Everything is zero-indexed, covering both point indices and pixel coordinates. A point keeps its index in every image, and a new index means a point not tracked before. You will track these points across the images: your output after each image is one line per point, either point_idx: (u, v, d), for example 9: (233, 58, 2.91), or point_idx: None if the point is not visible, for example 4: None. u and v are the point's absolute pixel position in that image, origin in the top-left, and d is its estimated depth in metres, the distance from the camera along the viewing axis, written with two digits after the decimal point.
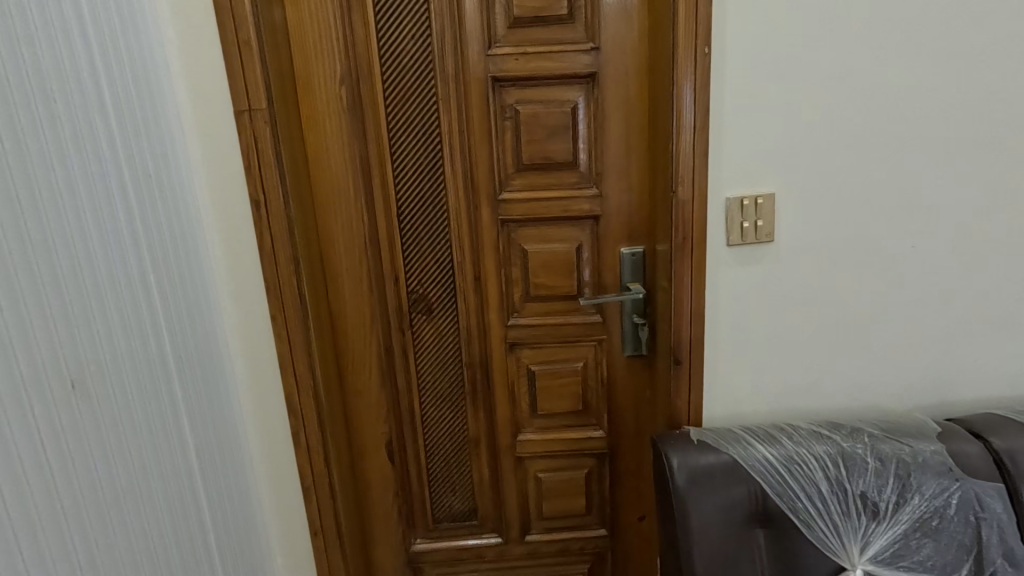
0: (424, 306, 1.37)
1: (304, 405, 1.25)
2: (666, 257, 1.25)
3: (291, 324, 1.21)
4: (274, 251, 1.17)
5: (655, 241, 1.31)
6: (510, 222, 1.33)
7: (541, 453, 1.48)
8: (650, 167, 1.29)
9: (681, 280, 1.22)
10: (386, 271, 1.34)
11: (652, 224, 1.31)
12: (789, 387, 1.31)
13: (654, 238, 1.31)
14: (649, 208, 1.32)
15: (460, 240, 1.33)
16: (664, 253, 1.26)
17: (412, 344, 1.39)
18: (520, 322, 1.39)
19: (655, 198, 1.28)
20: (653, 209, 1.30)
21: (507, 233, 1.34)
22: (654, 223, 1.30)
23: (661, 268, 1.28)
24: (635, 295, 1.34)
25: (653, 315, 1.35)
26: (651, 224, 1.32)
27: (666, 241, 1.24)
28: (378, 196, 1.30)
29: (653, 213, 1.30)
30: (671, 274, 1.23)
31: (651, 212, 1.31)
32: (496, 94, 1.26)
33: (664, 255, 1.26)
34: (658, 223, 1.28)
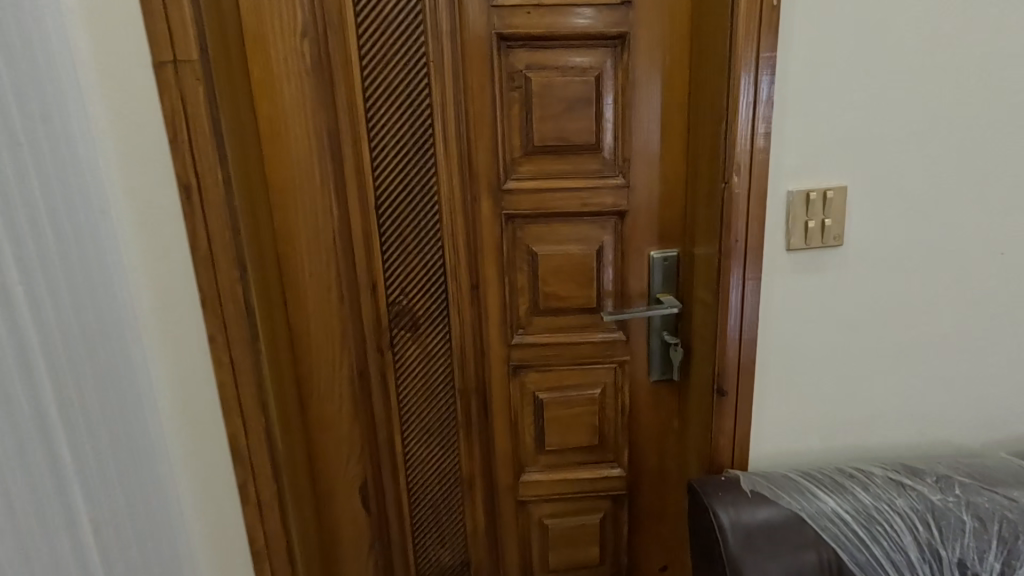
0: (408, 320, 1.11)
1: (252, 448, 0.97)
2: (709, 265, 1.02)
3: (233, 346, 0.92)
4: (211, 250, 0.88)
5: (693, 245, 1.07)
6: (516, 217, 1.08)
7: (548, 495, 1.23)
8: (691, 153, 1.06)
9: (728, 292, 0.99)
10: (361, 277, 1.08)
11: (691, 223, 1.08)
12: (852, 422, 1.08)
13: (693, 239, 1.07)
14: (688, 203, 1.08)
15: (453, 241, 1.07)
16: (707, 260, 1.02)
17: (393, 367, 1.13)
18: (526, 340, 1.14)
19: (696, 192, 1.05)
20: (693, 206, 1.06)
21: (511, 231, 1.09)
22: (694, 223, 1.06)
23: (701, 278, 1.05)
24: (668, 309, 1.10)
25: (688, 334, 1.12)
26: (690, 223, 1.08)
27: (711, 247, 1.00)
28: (351, 183, 1.03)
29: (694, 210, 1.06)
30: (716, 284, 1.00)
31: (690, 209, 1.08)
32: (501, 57, 1.01)
33: (705, 262, 1.03)
34: (698, 223, 1.04)
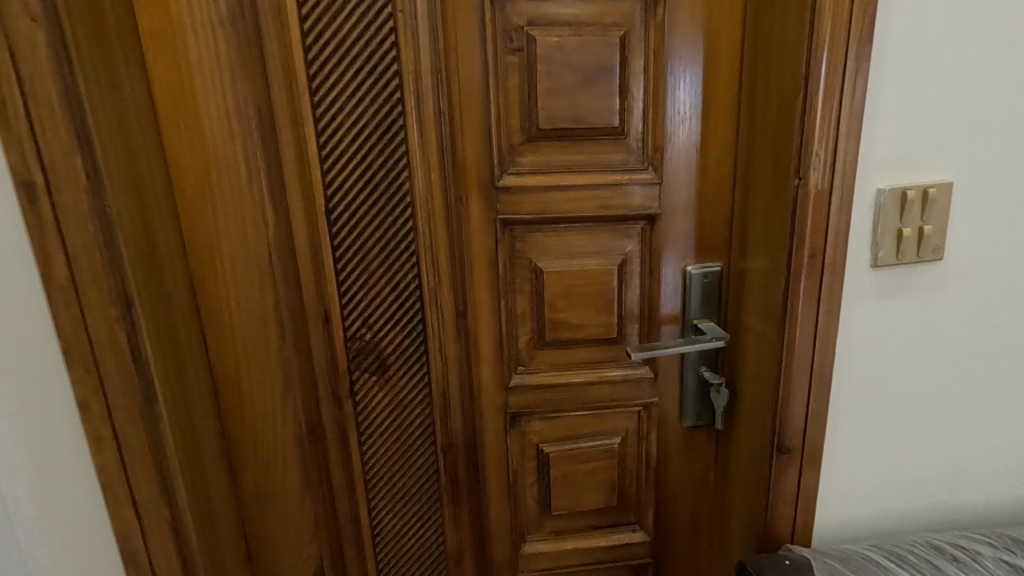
0: (374, 361, 0.84)
1: (152, 552, 0.69)
2: (768, 287, 0.78)
3: (116, 417, 0.64)
4: (74, 279, 0.60)
5: (742, 259, 0.84)
6: (515, 223, 0.83)
7: (554, 568, 0.99)
8: (742, 139, 0.82)
9: (796, 324, 0.75)
10: (308, 306, 0.81)
11: (739, 230, 0.84)
12: (937, 478, 0.86)
13: (742, 251, 0.84)
14: (735, 205, 0.84)
15: (431, 257, 0.80)
16: (765, 280, 0.79)
17: (354, 421, 0.86)
18: (528, 380, 0.89)
19: (749, 190, 0.81)
20: (743, 209, 0.82)
21: (509, 241, 0.84)
22: (744, 230, 0.83)
23: (755, 301, 0.81)
24: (711, 340, 0.86)
25: (733, 371, 0.88)
26: (739, 231, 0.84)
27: (772, 263, 0.76)
28: (291, 179, 0.76)
29: (744, 214, 0.82)
30: (780, 313, 0.76)
31: (738, 213, 0.84)
32: (495, 8, 0.75)
33: (762, 282, 0.79)
34: (752, 232, 0.81)
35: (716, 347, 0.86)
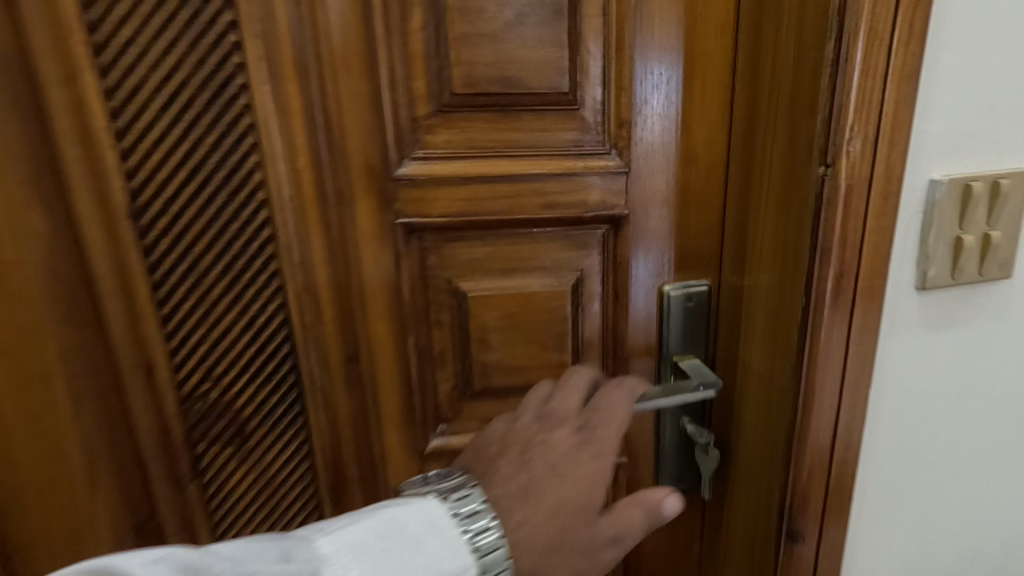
0: (227, 427, 0.59)
1: None
2: (778, 317, 0.56)
3: None
4: None
5: (738, 275, 0.62)
6: (425, 230, 0.58)
7: None
8: (737, 112, 0.59)
9: (815, 372, 0.54)
10: (117, 354, 0.55)
11: (733, 236, 0.62)
12: (986, 556, 0.66)
13: (738, 263, 0.62)
14: (729, 202, 0.62)
15: (302, 282, 0.57)
16: (772, 308, 0.57)
17: (203, 511, 0.61)
18: (453, 442, 0.65)
19: (746, 183, 0.58)
20: (738, 208, 0.60)
21: (418, 255, 0.59)
22: (741, 237, 0.61)
23: (757, 334, 0.60)
24: (698, 389, 0.63)
25: (724, 422, 0.67)
26: (733, 238, 0.62)
27: (785, 287, 0.54)
28: (68, 168, 0.50)
29: (741, 215, 0.60)
30: (793, 356, 0.54)
31: (733, 213, 0.62)
32: None
33: (768, 310, 0.57)
34: (752, 240, 0.59)
35: (703, 397, 0.63)
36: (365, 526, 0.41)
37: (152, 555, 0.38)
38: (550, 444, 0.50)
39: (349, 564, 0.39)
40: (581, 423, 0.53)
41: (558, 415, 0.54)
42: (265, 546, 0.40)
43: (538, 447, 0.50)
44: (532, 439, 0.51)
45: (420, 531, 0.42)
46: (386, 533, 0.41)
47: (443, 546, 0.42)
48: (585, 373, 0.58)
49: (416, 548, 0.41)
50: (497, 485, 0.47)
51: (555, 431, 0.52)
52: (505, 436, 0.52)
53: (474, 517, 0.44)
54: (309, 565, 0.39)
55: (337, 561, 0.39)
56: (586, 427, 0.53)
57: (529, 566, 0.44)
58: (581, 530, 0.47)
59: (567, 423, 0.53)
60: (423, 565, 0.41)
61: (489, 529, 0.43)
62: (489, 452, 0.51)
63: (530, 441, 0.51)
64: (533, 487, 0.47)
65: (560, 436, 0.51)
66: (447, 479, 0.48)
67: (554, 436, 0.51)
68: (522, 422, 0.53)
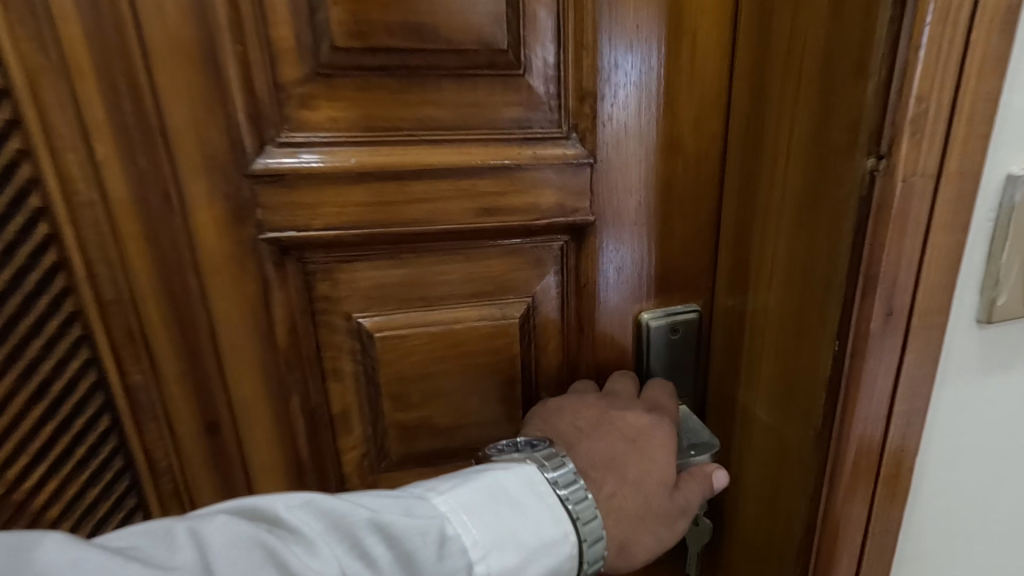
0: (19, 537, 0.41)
1: None
2: (796, 365, 0.41)
3: None
4: None
5: (737, 301, 0.47)
6: (308, 248, 0.41)
7: None
8: (737, 82, 0.43)
9: (848, 442, 0.39)
10: None
11: (730, 250, 0.47)
12: None
13: (737, 286, 0.47)
14: (724, 204, 0.47)
15: (123, 326, 0.39)
16: (785, 351, 0.42)
17: None
18: None
19: (749, 179, 0.43)
20: (738, 213, 0.45)
21: (300, 282, 0.42)
22: (742, 252, 0.45)
23: (763, 381, 0.45)
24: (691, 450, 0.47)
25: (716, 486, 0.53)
26: (729, 253, 0.47)
27: (808, 325, 0.39)
28: None
29: (740, 222, 0.45)
30: (817, 419, 0.40)
31: (730, 219, 0.46)
32: None
33: (778, 352, 0.43)
34: (757, 257, 0.43)
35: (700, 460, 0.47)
36: (479, 483, 0.37)
37: (295, 499, 0.34)
38: (626, 425, 0.42)
39: (469, 524, 0.35)
40: (653, 401, 0.47)
41: (620, 397, 0.45)
42: (390, 498, 0.35)
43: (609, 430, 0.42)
44: (606, 414, 0.43)
45: (526, 499, 0.37)
46: (496, 496, 0.37)
47: (548, 511, 0.37)
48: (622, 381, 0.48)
49: (520, 515, 0.36)
50: (579, 456, 0.42)
51: (627, 405, 0.44)
52: (570, 410, 0.44)
53: (572, 485, 0.39)
54: (435, 522, 0.34)
55: (456, 522, 0.35)
56: (661, 409, 0.45)
57: (617, 534, 0.40)
58: (665, 508, 0.42)
59: (637, 403, 0.45)
60: (533, 529, 0.36)
61: (586, 498, 0.38)
62: (558, 425, 0.43)
63: (603, 416, 0.43)
64: (618, 457, 0.42)
65: (636, 414, 0.43)
66: (534, 447, 0.42)
67: (629, 414, 0.43)
68: (590, 396, 0.44)
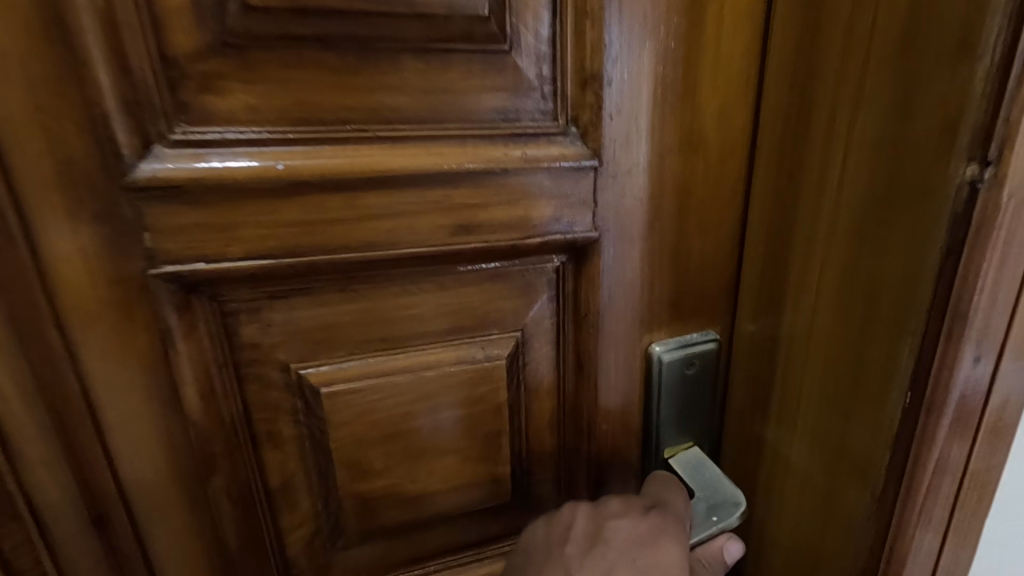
0: None
1: None
2: (847, 417, 0.33)
3: None
4: None
5: (766, 332, 0.39)
6: (226, 283, 0.30)
7: None
8: (772, 64, 0.35)
9: (919, 515, 0.32)
10: None
11: (759, 270, 0.39)
12: None
13: (766, 314, 0.39)
14: (751, 215, 0.39)
15: None
16: (832, 399, 0.34)
17: None
18: None
19: (790, 185, 0.35)
20: (772, 227, 0.37)
21: (216, 328, 0.31)
22: (777, 274, 0.37)
23: (800, 430, 0.37)
24: (717, 518, 0.39)
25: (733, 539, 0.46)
26: (757, 272, 0.39)
27: (868, 371, 0.32)
28: None
29: (774, 237, 0.37)
30: (879, 487, 0.32)
31: (759, 233, 0.38)
32: None
33: (822, 398, 0.35)
34: (796, 282, 0.36)
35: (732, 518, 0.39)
36: None
37: None
38: (626, 536, 0.37)
39: None
40: (654, 498, 0.40)
41: (613, 506, 0.39)
42: None
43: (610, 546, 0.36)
44: (596, 534, 0.37)
45: None
46: None
47: None
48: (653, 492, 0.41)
49: None
50: None
51: (621, 512, 0.38)
52: (559, 531, 0.38)
53: None
54: None
55: None
56: (662, 507, 0.39)
57: None
58: None
59: (631, 503, 0.39)
60: None
61: None
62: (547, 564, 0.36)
63: (595, 533, 0.37)
64: None
65: (632, 522, 0.37)
66: None
67: (622, 529, 0.37)
68: (577, 511, 0.39)
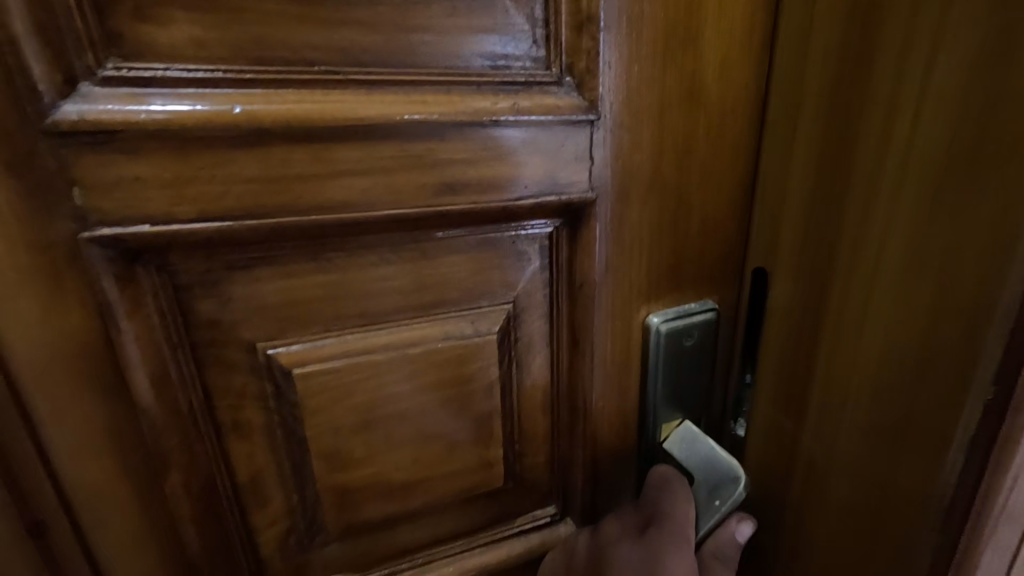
0: None
1: None
2: (905, 412, 0.30)
3: None
4: None
5: (802, 319, 0.35)
6: (177, 251, 0.26)
7: None
8: (816, 16, 0.31)
9: (997, 528, 0.28)
10: None
11: (795, 252, 0.35)
12: None
13: (800, 299, 0.35)
14: (789, 190, 0.35)
15: None
16: (886, 393, 0.31)
17: None
18: None
19: (840, 154, 0.31)
20: (817, 203, 0.33)
21: (167, 302, 0.27)
22: (820, 245, 0.33)
23: (839, 427, 0.34)
24: (721, 500, 0.38)
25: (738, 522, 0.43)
26: (793, 254, 0.35)
27: (937, 361, 0.28)
28: None
29: (818, 214, 0.33)
30: (947, 492, 0.29)
31: (798, 201, 0.34)
32: None
33: (872, 392, 0.31)
34: (848, 254, 0.32)
35: (738, 496, 0.37)
36: None
37: None
38: (627, 553, 0.36)
39: None
40: (656, 501, 0.37)
41: (614, 532, 0.38)
42: None
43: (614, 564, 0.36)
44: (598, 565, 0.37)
45: None
46: None
47: None
48: (655, 495, 0.38)
49: None
50: None
51: (619, 537, 0.38)
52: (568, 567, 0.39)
53: None
54: None
55: None
56: (657, 523, 0.36)
57: None
58: None
59: (629, 526, 0.38)
60: None
61: None
62: None
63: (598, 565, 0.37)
64: None
65: (628, 548, 0.36)
66: None
67: (619, 555, 0.36)
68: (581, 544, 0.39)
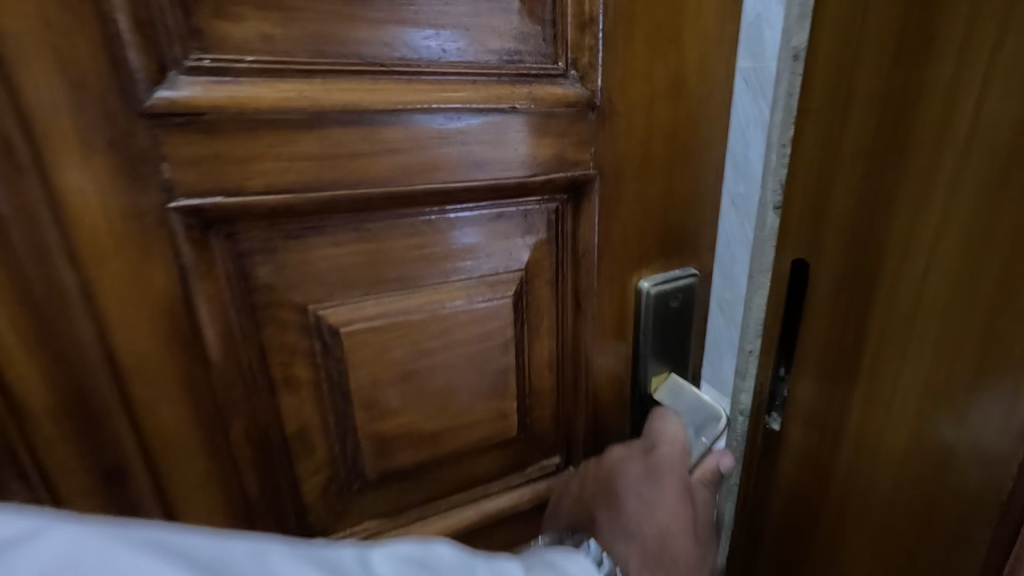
0: None
1: None
2: (962, 411, 0.32)
3: None
4: None
5: (848, 317, 0.38)
6: (242, 222, 0.30)
7: None
8: (861, 46, 0.34)
9: None
10: None
11: (840, 259, 0.37)
12: None
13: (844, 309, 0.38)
14: (835, 207, 0.37)
15: None
16: (940, 394, 0.33)
17: None
18: None
19: (890, 174, 0.34)
20: (865, 209, 0.35)
21: (234, 267, 0.31)
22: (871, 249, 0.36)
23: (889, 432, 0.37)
24: (705, 438, 0.44)
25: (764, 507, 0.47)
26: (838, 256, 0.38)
27: (992, 364, 0.31)
28: None
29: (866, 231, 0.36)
30: (1004, 484, 0.31)
31: (849, 207, 0.36)
32: None
33: (929, 386, 0.34)
34: (901, 258, 0.34)
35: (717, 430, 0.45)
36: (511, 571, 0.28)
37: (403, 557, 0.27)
38: (631, 484, 0.41)
39: None
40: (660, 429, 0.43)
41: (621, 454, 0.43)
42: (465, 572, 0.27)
43: (618, 493, 0.41)
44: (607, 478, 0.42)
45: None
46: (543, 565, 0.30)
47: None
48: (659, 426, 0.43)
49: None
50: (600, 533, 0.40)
51: (625, 457, 0.42)
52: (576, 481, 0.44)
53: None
54: None
55: None
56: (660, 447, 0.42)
57: None
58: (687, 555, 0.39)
59: (634, 447, 0.43)
60: None
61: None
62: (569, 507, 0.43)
63: (606, 478, 0.42)
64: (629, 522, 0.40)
65: (634, 465, 0.42)
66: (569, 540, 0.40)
67: (626, 471, 0.41)
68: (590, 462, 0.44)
